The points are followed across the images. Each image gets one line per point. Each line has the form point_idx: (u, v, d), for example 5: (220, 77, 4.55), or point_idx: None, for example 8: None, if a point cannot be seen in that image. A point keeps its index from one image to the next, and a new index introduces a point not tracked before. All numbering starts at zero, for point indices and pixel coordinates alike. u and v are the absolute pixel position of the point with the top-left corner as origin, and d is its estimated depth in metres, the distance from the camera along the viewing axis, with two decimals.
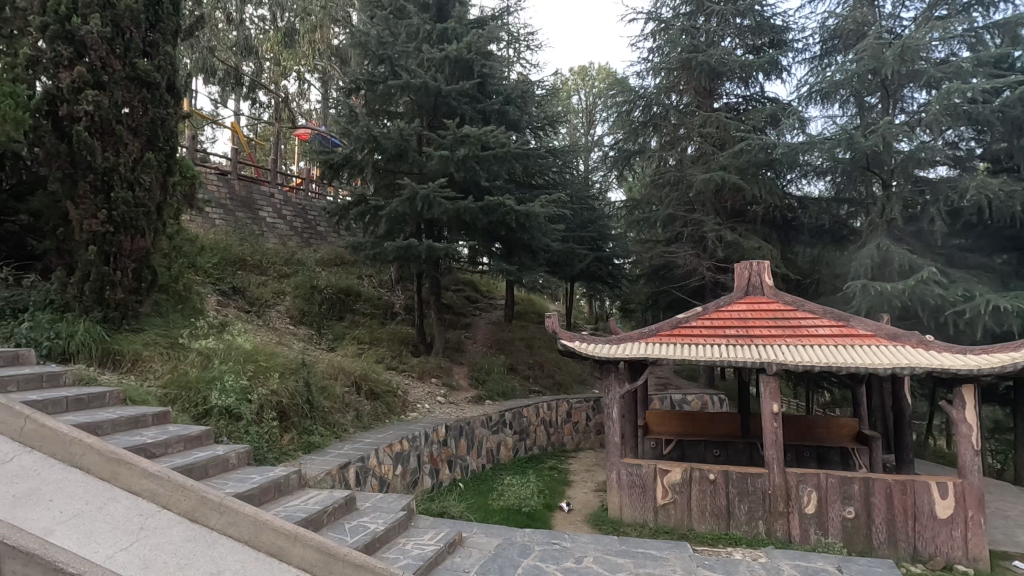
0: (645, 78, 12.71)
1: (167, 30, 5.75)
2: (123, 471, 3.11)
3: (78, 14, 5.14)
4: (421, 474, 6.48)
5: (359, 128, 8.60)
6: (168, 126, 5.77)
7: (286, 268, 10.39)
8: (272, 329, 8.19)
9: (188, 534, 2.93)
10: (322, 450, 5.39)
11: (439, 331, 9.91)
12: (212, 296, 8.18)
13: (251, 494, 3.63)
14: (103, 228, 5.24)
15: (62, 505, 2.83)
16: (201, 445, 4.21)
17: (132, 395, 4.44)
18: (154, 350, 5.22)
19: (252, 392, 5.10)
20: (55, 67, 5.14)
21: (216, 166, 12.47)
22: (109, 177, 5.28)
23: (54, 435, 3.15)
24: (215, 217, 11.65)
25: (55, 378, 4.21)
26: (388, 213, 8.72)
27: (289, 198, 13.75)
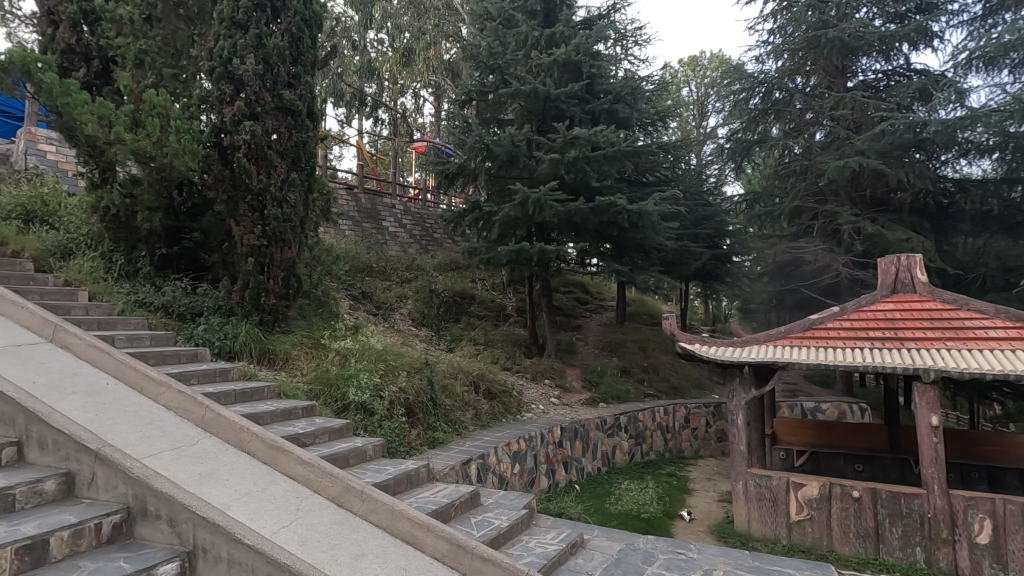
0: (765, 61, 11.87)
1: (306, 62, 6.40)
2: (282, 457, 3.50)
3: (237, 55, 5.90)
4: (538, 474, 6.58)
5: (473, 137, 8.93)
6: (308, 148, 6.41)
7: (407, 273, 11.04)
8: (397, 331, 8.79)
9: (336, 517, 3.21)
10: (445, 446, 5.69)
11: (552, 333, 10.00)
12: (346, 300, 8.93)
13: (387, 484, 3.93)
14: (258, 242, 5.95)
15: (235, 483, 3.20)
16: (342, 436, 4.61)
17: (284, 390, 5.00)
18: (300, 349, 5.82)
19: (384, 389, 5.52)
20: (221, 104, 5.93)
21: (345, 181, 13.61)
22: (263, 197, 5.98)
23: (228, 423, 3.63)
24: (345, 227, 12.69)
25: (225, 374, 4.85)
26: (501, 218, 8.95)
27: (409, 208, 14.67)
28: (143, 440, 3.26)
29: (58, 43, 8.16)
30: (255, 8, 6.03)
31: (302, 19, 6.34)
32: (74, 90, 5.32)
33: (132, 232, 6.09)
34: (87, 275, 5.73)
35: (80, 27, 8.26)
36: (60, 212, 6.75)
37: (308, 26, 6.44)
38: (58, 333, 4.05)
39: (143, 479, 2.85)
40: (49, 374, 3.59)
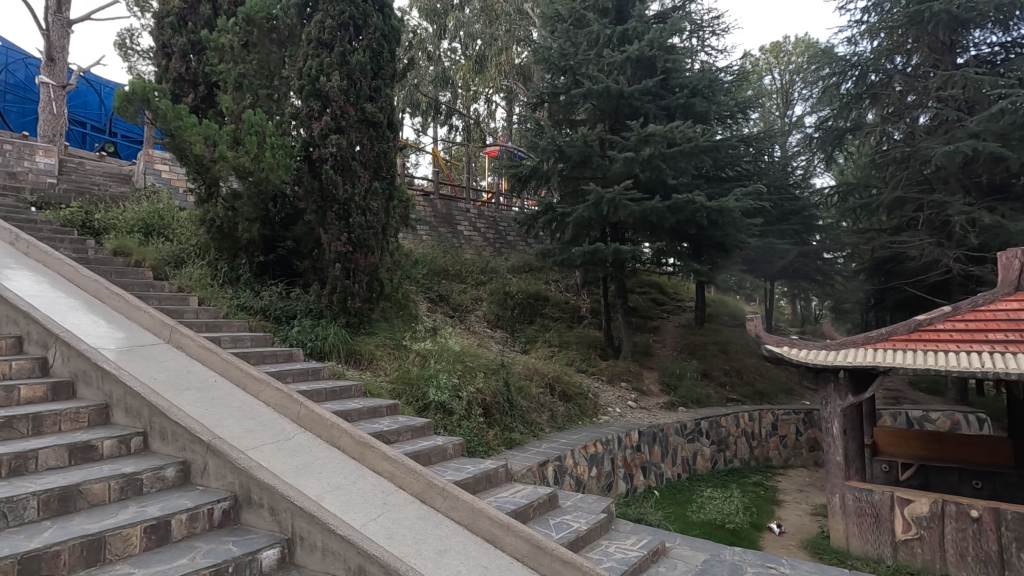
0: (859, 42, 11.02)
1: (386, 75, 6.68)
2: (369, 453, 3.66)
3: (324, 73, 6.29)
4: (616, 478, 6.48)
5: (545, 139, 8.95)
6: (388, 158, 6.70)
7: (482, 276, 11.25)
8: (473, 333, 8.97)
9: (420, 512, 3.31)
10: (522, 446, 5.74)
11: (628, 335, 9.81)
12: (424, 302, 9.22)
13: (467, 482, 4.03)
14: (344, 248, 6.29)
15: (327, 475, 3.39)
16: (424, 434, 4.77)
17: (370, 388, 5.23)
18: (384, 350, 6.08)
19: (462, 389, 5.66)
20: (310, 120, 6.35)
21: (422, 188, 14.07)
22: (348, 206, 6.33)
23: (320, 419, 3.84)
24: (423, 232, 13.12)
25: (316, 372, 5.16)
26: (575, 219, 8.89)
27: (482, 212, 14.95)
28: (247, 433, 3.53)
29: (171, 73, 9.13)
30: (339, 27, 6.39)
31: (382, 35, 6.64)
32: (184, 113, 5.78)
33: (234, 242, 6.62)
34: (197, 281, 6.31)
35: (189, 56, 9.17)
36: (173, 225, 7.48)
37: (388, 41, 6.73)
38: (174, 334, 4.47)
39: (248, 470, 3.09)
40: (167, 372, 3.97)
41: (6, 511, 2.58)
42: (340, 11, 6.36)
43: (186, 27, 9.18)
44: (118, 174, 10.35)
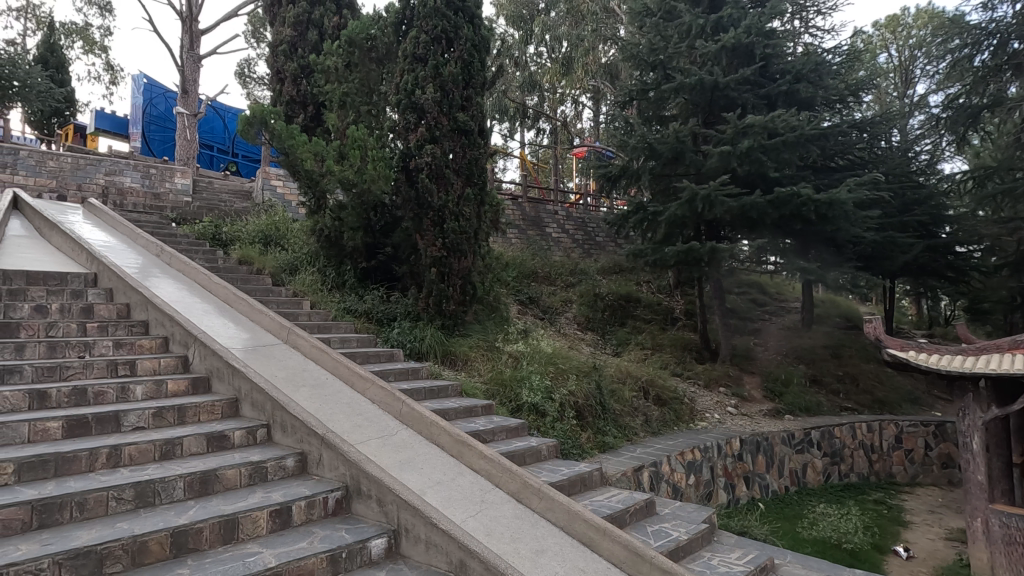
0: (997, 7, 9.72)
1: (477, 84, 6.86)
2: (467, 451, 3.75)
3: (419, 86, 6.60)
4: (717, 488, 6.17)
5: (635, 137, 8.76)
6: (480, 164, 6.89)
7: (571, 278, 11.23)
8: (564, 335, 8.96)
9: (516, 511, 3.36)
10: (616, 450, 5.65)
11: (726, 338, 9.33)
12: (515, 305, 9.37)
13: (562, 484, 4.03)
14: (440, 253, 6.55)
15: (429, 471, 3.52)
16: (519, 435, 4.84)
17: (466, 389, 5.39)
18: (478, 351, 6.26)
19: (555, 391, 5.68)
20: (407, 132, 6.70)
21: (511, 192, 14.30)
22: (443, 213, 6.59)
23: (421, 417, 3.99)
24: (512, 236, 13.32)
25: (416, 372, 5.41)
26: (667, 218, 8.61)
27: (571, 214, 14.92)
28: (356, 428, 3.76)
29: (284, 96, 10.01)
30: (433, 41, 6.67)
31: (473, 45, 6.83)
32: (295, 133, 6.30)
33: (340, 250, 7.10)
34: (309, 286, 6.84)
35: (300, 80, 9.99)
36: (287, 235, 8.17)
37: (478, 51, 6.92)
38: (290, 335, 4.86)
39: (358, 463, 3.30)
40: (286, 370, 4.32)
41: (159, 491, 2.95)
42: (433, 26, 6.64)
43: (296, 53, 10.01)
44: (241, 190, 11.48)
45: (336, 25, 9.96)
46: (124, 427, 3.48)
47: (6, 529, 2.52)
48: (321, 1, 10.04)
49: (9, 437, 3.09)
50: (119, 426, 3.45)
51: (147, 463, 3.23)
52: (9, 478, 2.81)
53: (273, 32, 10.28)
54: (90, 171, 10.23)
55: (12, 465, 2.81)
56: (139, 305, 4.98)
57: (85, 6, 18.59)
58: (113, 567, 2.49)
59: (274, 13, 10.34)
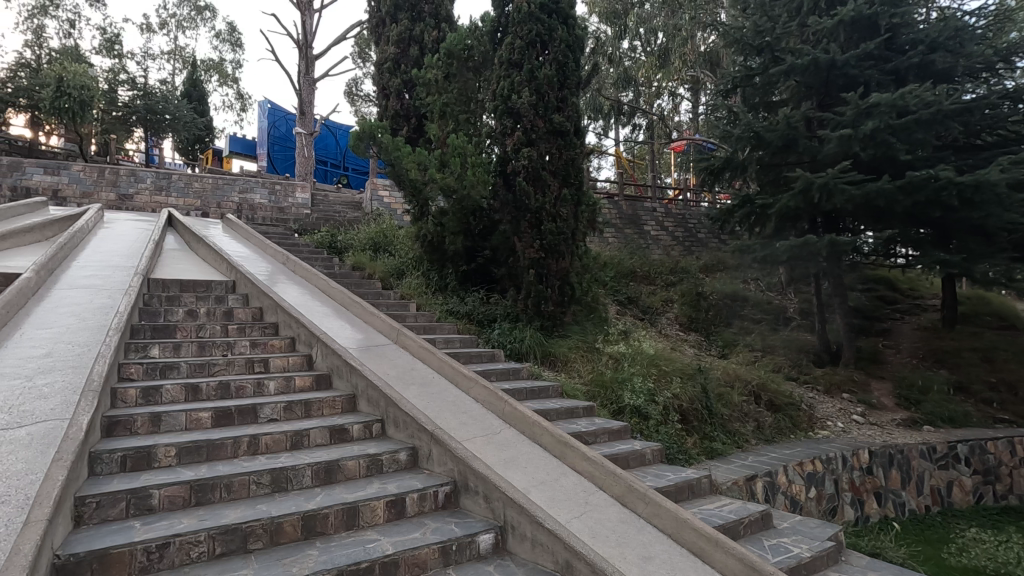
0: None
1: (572, 84, 6.84)
2: (569, 452, 3.73)
3: (515, 91, 6.71)
4: (843, 503, 5.64)
5: (740, 127, 8.25)
6: (576, 164, 6.86)
7: (671, 276, 10.85)
8: (665, 337, 8.66)
9: (621, 516, 3.29)
10: (725, 457, 5.35)
11: (849, 339, 8.51)
12: (613, 305, 9.23)
13: (669, 490, 3.90)
14: (538, 255, 6.61)
15: (533, 470, 3.55)
16: (622, 437, 4.75)
17: (566, 390, 5.39)
18: (577, 352, 6.23)
19: (658, 394, 5.51)
20: (504, 137, 6.83)
21: (606, 191, 14.11)
22: (540, 215, 6.64)
23: (523, 416, 4.03)
24: (609, 235, 13.13)
25: (517, 372, 5.50)
26: (778, 210, 8.03)
27: (670, 210, 14.41)
28: (462, 425, 3.90)
29: (389, 111, 10.64)
30: (528, 46, 6.75)
31: (567, 46, 6.82)
32: (401, 145, 6.68)
33: (442, 254, 7.39)
34: (415, 290, 7.19)
35: (403, 94, 10.57)
36: (394, 241, 8.65)
37: (573, 51, 6.90)
38: (399, 336, 5.12)
39: (466, 459, 3.41)
40: (397, 369, 4.59)
41: (290, 477, 3.24)
42: (528, 31, 6.72)
43: (400, 69, 10.58)
44: (352, 201, 12.33)
45: (435, 39, 10.41)
46: (261, 418, 3.87)
47: (171, 504, 2.90)
48: (421, 17, 10.56)
49: (171, 425, 3.56)
50: (256, 417, 3.84)
51: (280, 452, 3.56)
52: (172, 460, 3.23)
53: (378, 51, 10.93)
54: (226, 190, 11.50)
55: (174, 448, 3.24)
56: (270, 308, 5.51)
57: (220, 44, 20.99)
58: (256, 544, 2.78)
59: (378, 33, 11.00)
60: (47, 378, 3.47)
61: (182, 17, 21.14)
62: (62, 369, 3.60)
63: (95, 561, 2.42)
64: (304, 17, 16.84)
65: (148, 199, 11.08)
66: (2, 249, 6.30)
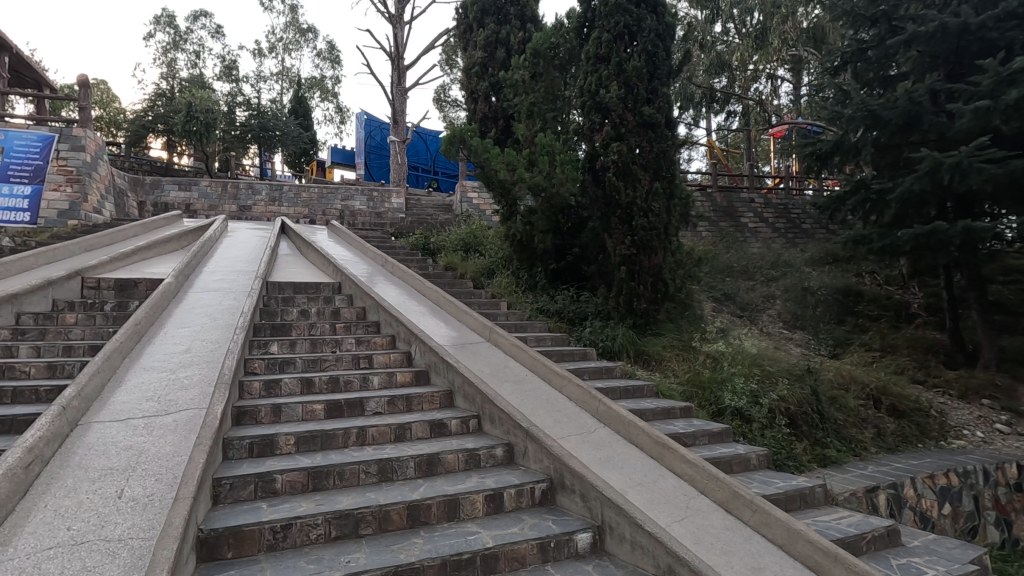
0: None
1: (662, 73, 6.63)
2: (667, 454, 3.60)
3: (603, 86, 6.62)
4: (984, 523, 5.00)
5: (852, 106, 7.57)
6: (668, 156, 6.64)
7: (773, 272, 10.20)
8: (767, 336, 8.15)
9: (726, 522, 3.14)
10: (840, 466, 4.92)
11: (989, 338, 7.53)
12: (709, 302, 8.85)
13: (778, 499, 3.66)
14: (629, 251, 6.47)
15: (630, 471, 3.48)
16: (724, 441, 4.53)
17: (662, 390, 5.23)
18: (672, 351, 6.02)
19: (763, 396, 5.20)
20: (592, 132, 6.75)
21: (699, 183, 13.55)
22: (631, 210, 6.50)
23: (617, 416, 3.95)
24: (703, 229, 12.58)
25: (610, 371, 5.42)
26: (899, 196, 7.27)
27: (770, 200, 13.55)
28: (557, 424, 3.90)
29: (478, 114, 10.89)
30: (615, 39, 6.63)
31: (657, 35, 6.61)
32: (490, 146, 6.82)
33: (531, 253, 7.44)
34: (505, 289, 7.29)
35: (491, 97, 10.78)
36: (484, 242, 8.84)
37: (663, 40, 6.67)
38: (491, 334, 5.21)
39: (562, 457, 3.42)
40: (491, 366, 4.68)
41: (396, 468, 3.42)
42: (616, 23, 6.60)
43: (487, 72, 10.78)
44: (443, 204, 12.77)
45: (521, 40, 10.54)
46: (367, 411, 4.11)
47: (292, 489, 3.16)
48: (506, 20, 10.74)
49: (290, 415, 3.88)
50: (363, 410, 4.09)
51: (385, 443, 3.77)
52: (292, 448, 3.52)
53: (466, 56, 11.20)
54: (330, 198, 12.33)
55: (293, 438, 3.53)
56: (372, 308, 5.84)
57: (321, 62, 22.54)
58: (367, 530, 2.95)
59: (467, 39, 11.29)
60: (187, 371, 3.92)
61: (288, 40, 22.95)
62: (199, 364, 4.05)
63: (231, 537, 2.69)
64: (396, 30, 17.66)
65: (263, 209, 12.13)
66: (148, 257, 7.19)
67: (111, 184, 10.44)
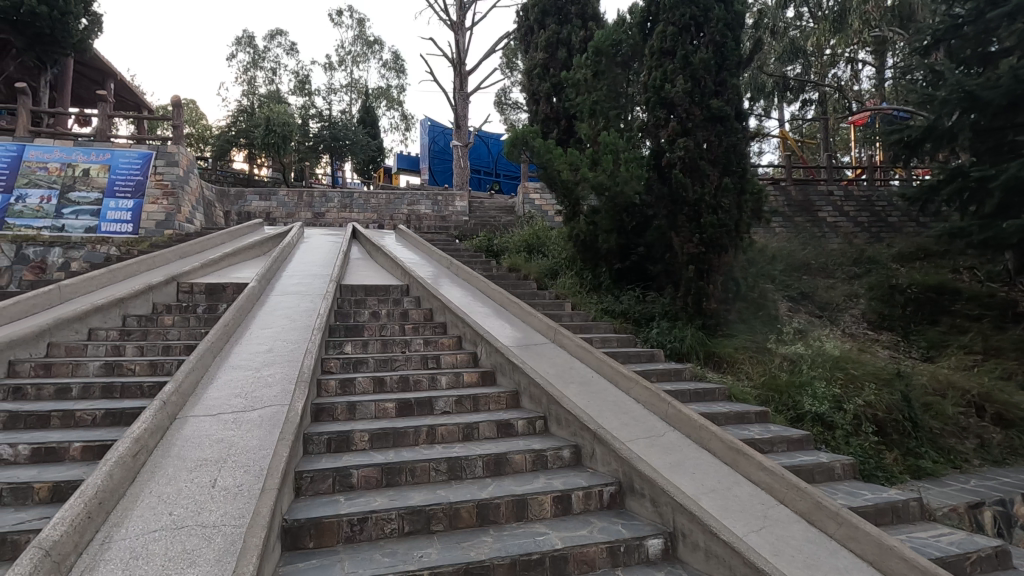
0: None
1: (731, 64, 6.38)
2: (742, 460, 3.45)
3: (668, 81, 6.45)
4: None
5: (945, 87, 6.97)
6: (739, 150, 6.39)
7: (855, 269, 9.57)
8: (850, 338, 7.64)
9: (807, 534, 2.97)
10: (937, 478, 4.54)
11: None
12: (784, 302, 8.43)
13: (867, 512, 3.43)
14: (697, 250, 6.28)
15: (702, 477, 3.36)
16: (804, 448, 4.29)
17: (735, 393, 5.03)
18: (745, 353, 5.78)
19: (846, 401, 4.89)
20: (657, 129, 6.60)
21: (771, 177, 12.94)
22: (699, 207, 6.30)
23: (688, 419, 3.82)
24: (777, 225, 11.99)
25: (679, 373, 5.28)
26: (1003, 183, 6.62)
27: (851, 192, 12.72)
28: (624, 426, 3.84)
29: (540, 115, 10.92)
30: (681, 31, 6.46)
31: (725, 24, 6.37)
32: (553, 147, 6.81)
33: (595, 252, 7.36)
34: (569, 289, 7.27)
35: (552, 97, 10.77)
36: (547, 242, 8.85)
37: (732, 30, 6.42)
38: (556, 335, 5.19)
39: (630, 461, 3.36)
40: (557, 367, 4.67)
41: (464, 467, 3.48)
42: (681, 15, 6.43)
43: (549, 73, 10.79)
44: (506, 206, 12.89)
45: (582, 39, 10.47)
46: (436, 410, 4.21)
47: (366, 484, 3.28)
48: (567, 19, 10.70)
49: (364, 413, 4.04)
50: (432, 408, 4.20)
51: (454, 442, 3.85)
52: (366, 444, 3.66)
53: (527, 59, 11.25)
54: (397, 203, 12.75)
55: (367, 434, 3.67)
56: (438, 309, 5.98)
57: (387, 72, 23.34)
58: (438, 526, 3.03)
59: (528, 41, 11.35)
60: (270, 369, 4.17)
61: (356, 53, 23.92)
62: (281, 363, 4.30)
63: (312, 527, 2.83)
64: (458, 36, 18.00)
65: (335, 215, 12.71)
66: (234, 263, 7.71)
67: (200, 196, 11.27)
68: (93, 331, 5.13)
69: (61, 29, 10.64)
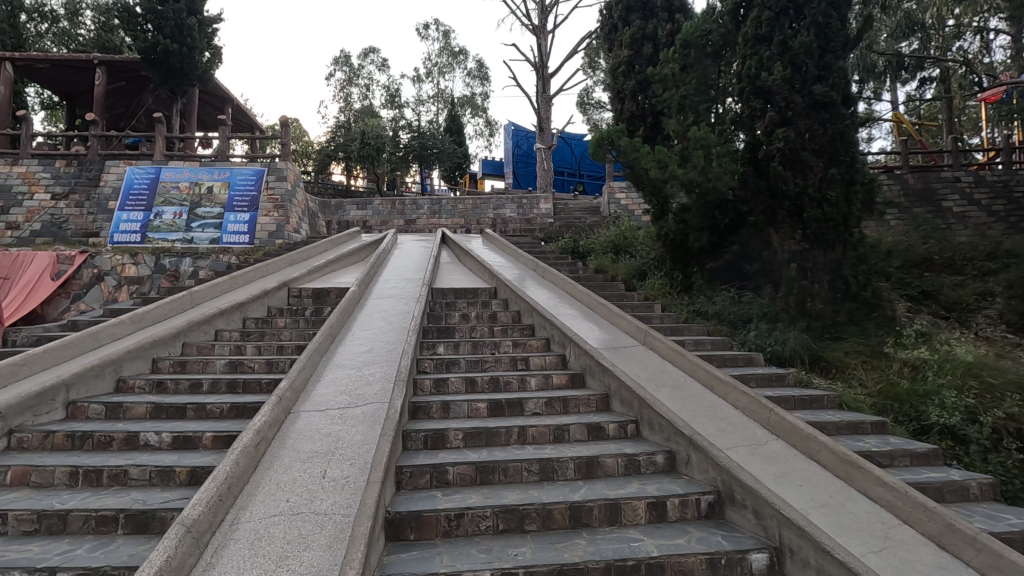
0: None
1: (836, 46, 5.93)
2: (857, 474, 3.18)
3: (764, 68, 6.09)
4: None
5: None
6: (846, 138, 5.96)
7: (989, 264, 8.51)
8: (985, 342, 6.80)
9: (938, 560, 2.68)
10: None
11: None
12: (902, 302, 7.69)
13: (1013, 539, 3.04)
14: (799, 246, 6.01)
15: (811, 490, 3.13)
16: (932, 464, 3.87)
17: (846, 401, 4.64)
18: (857, 358, 5.33)
19: (982, 413, 4.35)
20: (753, 120, 6.26)
21: (884, 166, 11.84)
22: (801, 201, 5.99)
23: (793, 428, 3.58)
24: (892, 217, 10.95)
25: (782, 379, 4.96)
26: None
27: (982, 178, 11.33)
28: (722, 433, 3.67)
29: (625, 114, 10.75)
30: (778, 16, 6.12)
31: (829, 4, 5.96)
32: (639, 145, 6.66)
33: (686, 252, 7.11)
34: (660, 290, 7.07)
35: (638, 95, 10.56)
36: (634, 243, 8.68)
37: (837, 9, 5.98)
38: (646, 337, 5.06)
39: (730, 469, 3.20)
40: (648, 371, 4.56)
41: (556, 468, 3.49)
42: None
43: (634, 70, 10.60)
44: (591, 207, 12.79)
45: (668, 33, 10.18)
46: (527, 411, 4.25)
47: (462, 480, 3.38)
48: (653, 14, 10.45)
49: (457, 412, 4.17)
50: (523, 410, 4.24)
51: (545, 443, 3.87)
52: (460, 442, 3.78)
53: (612, 57, 11.11)
54: (484, 208, 13.04)
55: (461, 433, 3.78)
56: (526, 311, 6.04)
57: (471, 80, 23.94)
58: (532, 525, 3.06)
59: (612, 39, 11.21)
60: (371, 369, 4.42)
61: (442, 64, 24.77)
62: (380, 362, 4.54)
63: (412, 521, 2.97)
64: (540, 40, 18.13)
65: (426, 221, 13.23)
66: (336, 269, 8.25)
67: (305, 207, 12.18)
68: (219, 332, 5.69)
69: (189, 62, 11.97)
